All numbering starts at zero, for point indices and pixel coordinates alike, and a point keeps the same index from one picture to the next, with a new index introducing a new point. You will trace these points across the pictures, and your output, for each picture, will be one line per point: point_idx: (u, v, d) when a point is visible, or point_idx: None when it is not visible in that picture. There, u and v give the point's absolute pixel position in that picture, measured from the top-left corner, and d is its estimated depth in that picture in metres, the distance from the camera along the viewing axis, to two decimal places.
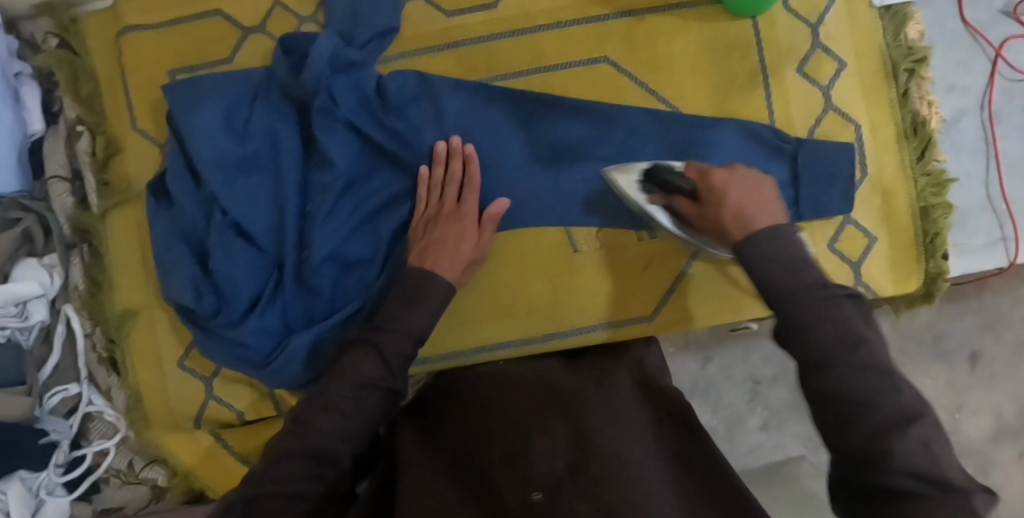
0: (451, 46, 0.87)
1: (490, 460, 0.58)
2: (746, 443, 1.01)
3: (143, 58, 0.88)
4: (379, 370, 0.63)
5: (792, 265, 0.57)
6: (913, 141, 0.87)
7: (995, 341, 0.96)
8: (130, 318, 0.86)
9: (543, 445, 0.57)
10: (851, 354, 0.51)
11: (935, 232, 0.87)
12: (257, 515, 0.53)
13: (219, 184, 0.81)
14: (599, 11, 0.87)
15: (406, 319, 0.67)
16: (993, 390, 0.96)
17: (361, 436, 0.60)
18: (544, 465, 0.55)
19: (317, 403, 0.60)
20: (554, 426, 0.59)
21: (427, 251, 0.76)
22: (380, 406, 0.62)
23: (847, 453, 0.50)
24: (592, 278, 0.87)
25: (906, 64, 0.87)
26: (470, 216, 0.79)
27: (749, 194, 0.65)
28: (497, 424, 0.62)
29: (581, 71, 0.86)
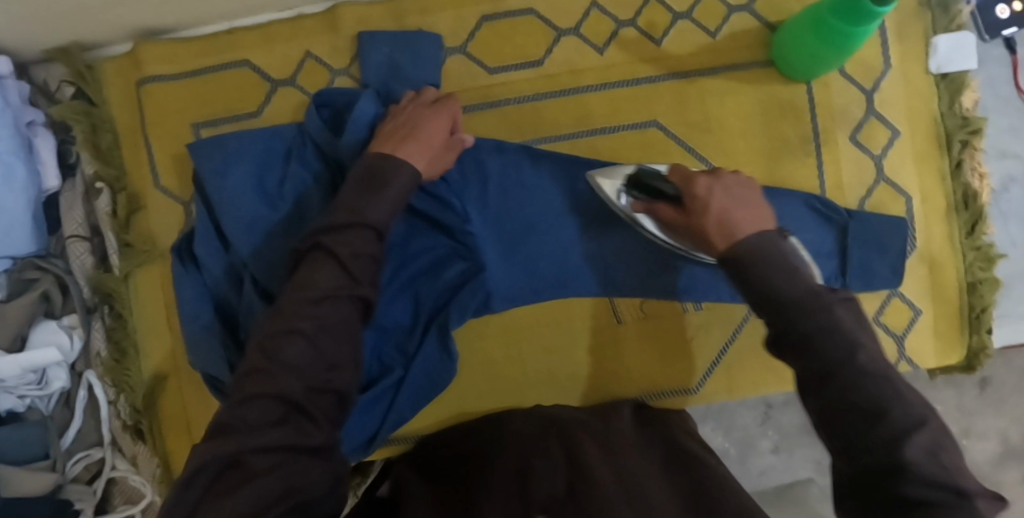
0: (494, 105, 0.84)
1: (496, 486, 0.59)
2: (757, 465, 0.98)
3: (166, 110, 0.83)
4: (338, 279, 0.60)
5: (792, 273, 0.54)
6: (964, 214, 0.85)
7: (1006, 365, 0.98)
8: (159, 385, 0.83)
9: (541, 473, 0.59)
10: (854, 359, 0.49)
11: (981, 307, 0.85)
12: (243, 471, 0.50)
13: (251, 249, 0.78)
14: (647, 70, 0.84)
15: (366, 208, 0.64)
16: (1002, 416, 0.98)
17: (338, 361, 0.58)
18: (543, 490, 0.57)
19: (277, 332, 0.57)
20: (555, 457, 0.63)
21: (393, 138, 0.72)
22: (349, 319, 0.60)
23: (861, 467, 0.48)
24: (635, 348, 0.85)
25: (961, 135, 0.84)
26: (440, 127, 0.75)
27: (738, 204, 0.62)
28: (501, 461, 0.64)
29: (629, 135, 0.83)
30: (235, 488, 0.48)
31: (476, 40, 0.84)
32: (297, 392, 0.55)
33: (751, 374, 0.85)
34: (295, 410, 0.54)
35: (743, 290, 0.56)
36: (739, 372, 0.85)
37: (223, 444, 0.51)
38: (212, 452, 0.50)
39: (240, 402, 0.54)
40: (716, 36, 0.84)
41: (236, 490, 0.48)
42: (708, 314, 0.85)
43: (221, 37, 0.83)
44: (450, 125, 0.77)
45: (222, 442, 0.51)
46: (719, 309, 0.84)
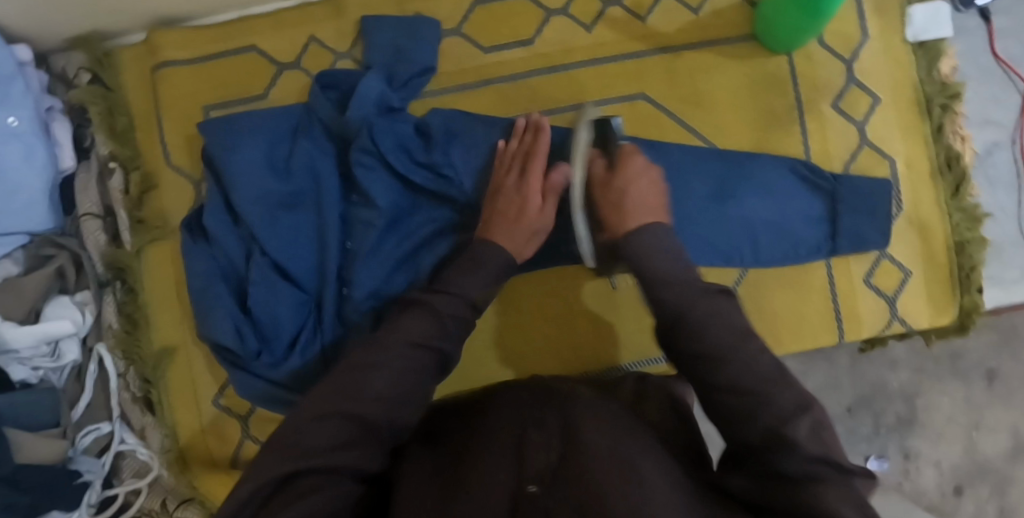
0: (489, 82, 0.86)
1: (493, 445, 0.55)
2: None
3: (179, 94, 0.87)
4: (429, 329, 0.63)
5: (670, 259, 0.67)
6: (947, 176, 0.87)
7: (1011, 358, 1.00)
8: (167, 357, 0.85)
9: (535, 441, 0.54)
10: (744, 340, 0.58)
11: (970, 266, 0.87)
12: (300, 489, 0.51)
13: (261, 221, 0.81)
14: (635, 47, 0.86)
15: (459, 281, 0.69)
16: (1011, 409, 1.01)
17: (412, 401, 0.60)
18: (538, 458, 0.52)
19: (366, 363, 0.59)
20: (548, 418, 0.57)
21: (495, 216, 0.76)
22: (430, 368, 0.62)
23: (738, 431, 0.55)
24: (630, 315, 0.87)
25: (940, 99, 0.87)
26: (535, 182, 0.77)
27: (650, 191, 0.73)
28: (495, 416, 0.59)
29: (619, 107, 0.86)
30: (289, 504, 0.50)
31: (470, 22, 0.87)
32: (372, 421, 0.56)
33: None
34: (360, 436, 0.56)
35: (634, 272, 0.69)
36: None
37: (284, 460, 0.52)
38: (270, 468, 0.52)
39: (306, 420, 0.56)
40: (699, 13, 0.87)
41: (292, 505, 0.49)
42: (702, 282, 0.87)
43: (231, 24, 0.88)
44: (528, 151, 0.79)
45: (287, 458, 0.52)
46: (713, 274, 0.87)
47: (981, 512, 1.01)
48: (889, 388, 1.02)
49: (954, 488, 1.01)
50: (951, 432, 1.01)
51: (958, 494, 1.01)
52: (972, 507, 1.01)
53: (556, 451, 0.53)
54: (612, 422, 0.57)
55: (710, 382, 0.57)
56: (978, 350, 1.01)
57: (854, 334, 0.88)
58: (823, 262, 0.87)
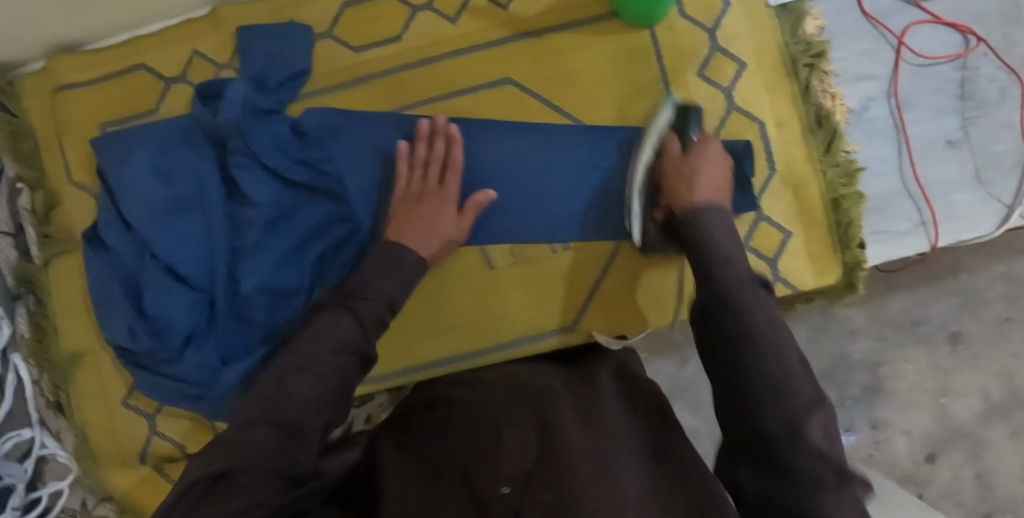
0: (363, 80, 0.90)
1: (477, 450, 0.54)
2: None
3: (78, 114, 0.92)
4: (351, 334, 0.67)
5: (726, 236, 0.70)
6: (819, 133, 0.88)
7: (973, 319, 1.09)
8: (76, 363, 0.90)
9: (509, 443, 0.53)
10: (776, 336, 0.60)
11: (847, 221, 0.87)
12: (234, 487, 0.51)
13: (149, 227, 0.85)
14: (499, 33, 0.89)
15: (376, 285, 0.73)
16: (976, 371, 1.09)
17: (334, 403, 0.63)
18: (511, 462, 0.51)
19: (292, 371, 0.63)
20: (524, 423, 0.58)
21: (406, 227, 0.80)
22: (351, 372, 0.66)
23: (771, 472, 0.55)
24: (514, 292, 0.89)
25: (805, 59, 0.88)
26: (450, 197, 0.83)
27: (716, 169, 0.78)
28: (480, 423, 0.59)
29: (486, 93, 0.89)
30: (220, 501, 0.49)
31: (342, 23, 0.91)
32: (308, 421, 0.59)
33: (627, 308, 0.90)
34: (295, 436, 0.57)
35: (686, 241, 0.73)
36: (616, 306, 0.90)
37: (223, 458, 0.52)
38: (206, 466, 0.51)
39: (242, 424, 0.57)
40: None
41: (223, 503, 0.49)
42: (579, 254, 0.89)
43: (122, 46, 0.92)
44: (443, 157, 0.83)
45: (226, 456, 0.53)
46: (592, 247, 0.88)
47: (957, 476, 1.08)
48: (851, 359, 1.08)
49: (926, 454, 1.08)
50: (919, 399, 1.08)
51: (931, 461, 1.08)
52: (948, 473, 1.08)
53: (534, 454, 0.52)
54: (581, 429, 0.59)
55: (741, 370, 0.59)
56: (940, 316, 1.09)
57: None
58: None
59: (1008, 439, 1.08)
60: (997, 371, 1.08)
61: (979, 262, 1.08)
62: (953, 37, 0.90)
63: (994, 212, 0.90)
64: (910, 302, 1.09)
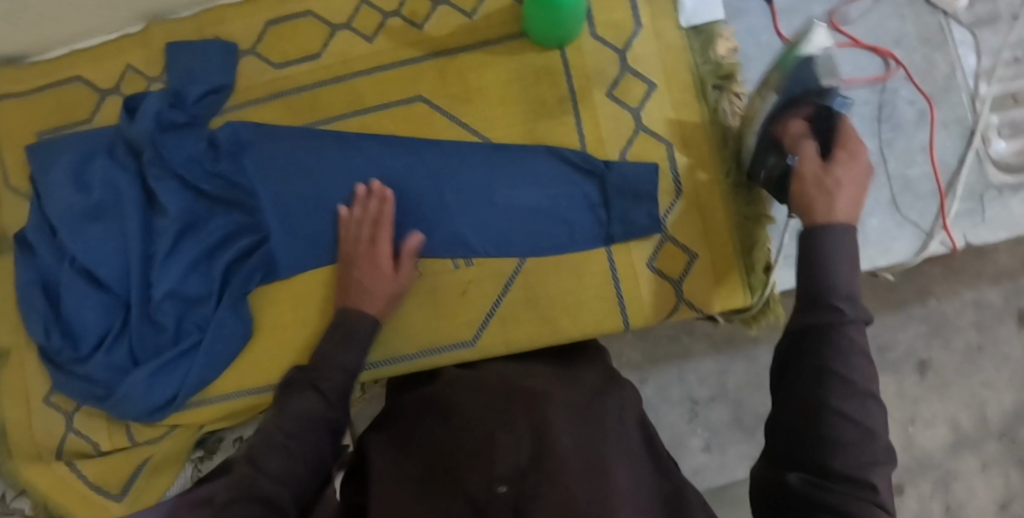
0: (279, 95, 0.93)
1: (466, 451, 0.57)
2: (691, 464, 1.08)
3: (17, 124, 0.97)
4: (314, 404, 0.69)
5: (857, 194, 0.66)
6: (726, 155, 0.87)
7: (943, 348, 1.02)
8: (3, 357, 0.94)
9: (503, 444, 0.55)
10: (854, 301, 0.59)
11: (752, 244, 0.86)
12: None
13: (67, 233, 0.89)
14: (412, 52, 0.91)
15: (337, 356, 0.75)
16: (947, 401, 1.02)
17: (310, 462, 0.65)
18: (508, 459, 0.54)
19: (262, 449, 0.64)
20: (521, 422, 0.58)
21: (348, 294, 0.83)
22: (322, 445, 0.67)
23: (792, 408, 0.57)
24: (412, 306, 0.89)
25: (713, 80, 0.87)
26: (384, 257, 0.84)
27: (853, 183, 0.67)
28: (475, 414, 0.61)
29: (397, 110, 0.91)
30: None
31: (262, 42, 0.94)
32: (283, 499, 0.61)
33: (528, 326, 0.87)
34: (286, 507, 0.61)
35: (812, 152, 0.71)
36: (514, 324, 0.87)
37: None
38: None
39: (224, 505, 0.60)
40: (473, 17, 0.91)
41: None
42: (478, 270, 0.88)
43: (62, 60, 0.98)
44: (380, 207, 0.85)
45: None
46: (491, 263, 0.88)
47: (926, 509, 1.01)
48: None
49: (894, 486, 1.02)
50: None
51: (898, 492, 1.02)
52: (915, 505, 1.01)
53: (527, 451, 0.54)
54: (579, 426, 0.59)
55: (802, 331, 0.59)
56: (907, 342, 1.02)
57: (639, 319, 0.87)
58: (602, 249, 0.87)
59: (981, 472, 1.01)
60: (969, 402, 1.02)
61: (950, 288, 1.02)
62: (870, 60, 0.89)
63: (914, 238, 0.88)
64: (876, 328, 1.03)
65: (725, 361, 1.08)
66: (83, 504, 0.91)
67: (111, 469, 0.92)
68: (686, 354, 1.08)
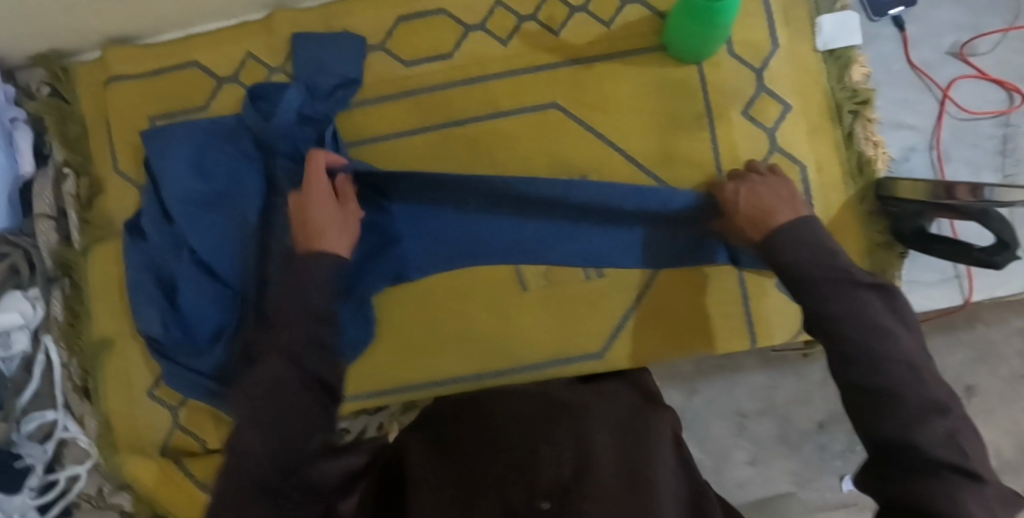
0: (409, 94, 0.92)
1: (510, 459, 0.62)
2: (735, 476, 1.06)
3: (127, 105, 0.94)
4: (278, 369, 0.63)
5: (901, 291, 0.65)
6: (858, 180, 0.89)
7: (988, 373, 1.04)
8: (106, 347, 0.91)
9: (546, 457, 0.61)
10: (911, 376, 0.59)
11: (881, 269, 0.88)
12: None
13: (186, 222, 0.86)
14: (548, 58, 0.91)
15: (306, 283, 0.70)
16: (986, 425, 1.02)
17: (294, 429, 0.61)
18: (550, 472, 0.60)
19: (243, 426, 0.61)
20: (559, 438, 0.64)
21: (308, 231, 0.75)
22: (309, 396, 0.63)
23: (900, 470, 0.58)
24: (540, 314, 0.89)
25: (850, 106, 0.89)
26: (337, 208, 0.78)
27: None
28: (517, 427, 0.67)
29: (531, 116, 0.90)
30: None
31: (394, 37, 0.92)
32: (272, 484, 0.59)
33: (654, 339, 0.88)
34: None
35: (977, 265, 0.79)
36: (642, 335, 0.88)
37: None
38: None
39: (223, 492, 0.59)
40: (611, 26, 0.90)
41: None
42: (609, 282, 0.89)
43: (178, 42, 0.95)
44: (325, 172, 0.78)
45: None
46: (621, 274, 0.88)
47: None
48: None
49: None
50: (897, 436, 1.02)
51: None
52: None
53: (567, 466, 0.61)
54: (615, 439, 0.65)
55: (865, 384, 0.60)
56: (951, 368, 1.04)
57: (766, 337, 0.89)
58: (733, 267, 0.88)
59: None
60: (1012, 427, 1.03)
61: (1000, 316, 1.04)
62: (996, 93, 0.91)
63: None
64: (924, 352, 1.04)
65: (775, 376, 1.06)
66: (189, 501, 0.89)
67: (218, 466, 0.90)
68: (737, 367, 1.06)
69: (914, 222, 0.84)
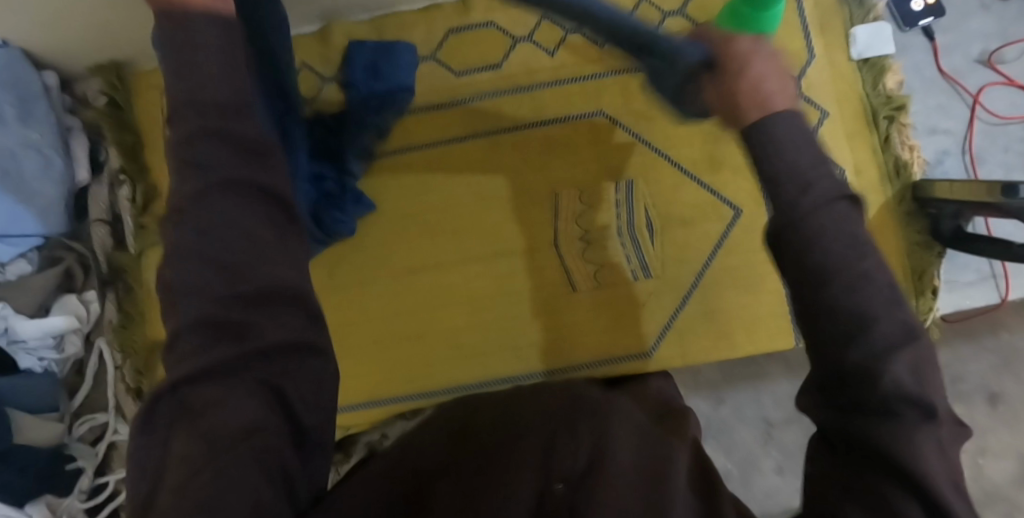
0: (460, 103, 0.95)
1: (519, 446, 0.45)
2: (761, 486, 1.05)
3: None
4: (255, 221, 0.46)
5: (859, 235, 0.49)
6: (896, 183, 0.92)
7: None
8: (160, 351, 0.93)
9: (564, 442, 0.44)
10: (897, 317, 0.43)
11: (920, 270, 0.90)
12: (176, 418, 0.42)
13: None
14: (594, 68, 0.94)
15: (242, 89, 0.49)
16: (1017, 434, 0.97)
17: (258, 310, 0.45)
18: (569, 458, 0.43)
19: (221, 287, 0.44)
20: (586, 433, 0.45)
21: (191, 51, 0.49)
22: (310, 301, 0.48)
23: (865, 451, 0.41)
24: (590, 316, 0.91)
25: (886, 111, 0.92)
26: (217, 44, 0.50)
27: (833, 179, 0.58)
28: (528, 413, 0.49)
29: (579, 124, 0.93)
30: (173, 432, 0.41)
31: (444, 48, 0.95)
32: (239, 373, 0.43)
33: (700, 341, 0.91)
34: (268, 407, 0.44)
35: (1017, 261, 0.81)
36: (689, 336, 0.91)
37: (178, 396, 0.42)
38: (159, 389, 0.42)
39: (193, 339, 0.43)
40: None
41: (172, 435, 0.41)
42: (658, 283, 0.91)
43: None
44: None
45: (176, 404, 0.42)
46: (668, 277, 0.91)
47: None
48: None
49: None
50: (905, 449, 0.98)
51: None
52: None
53: (589, 456, 0.44)
54: (640, 444, 0.47)
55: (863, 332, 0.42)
56: None
57: None
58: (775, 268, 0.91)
59: None
60: None
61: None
62: None
63: None
64: None
65: (801, 384, 1.05)
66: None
67: None
68: (762, 374, 1.06)
69: (953, 222, 0.87)
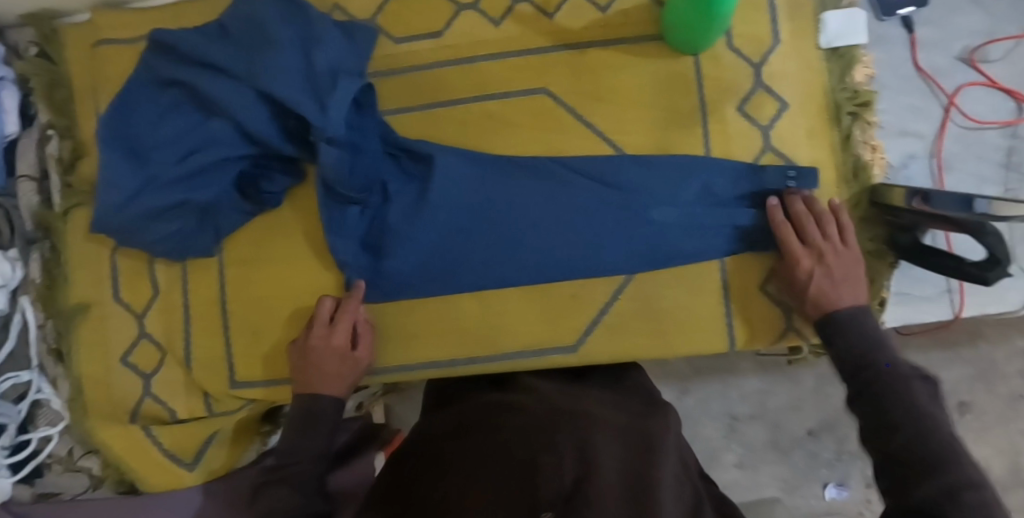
0: (401, 72, 0.90)
1: (510, 451, 0.59)
2: (721, 478, 1.07)
3: (110, 71, 0.92)
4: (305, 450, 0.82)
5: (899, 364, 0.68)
6: (852, 186, 0.85)
7: (987, 392, 1.02)
8: (81, 313, 0.91)
9: (550, 462, 0.55)
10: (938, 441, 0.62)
11: (869, 279, 0.85)
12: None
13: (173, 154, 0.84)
14: (541, 42, 0.88)
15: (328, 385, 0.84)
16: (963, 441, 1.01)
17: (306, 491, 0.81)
18: (553, 482, 0.54)
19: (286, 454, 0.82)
20: (562, 447, 0.57)
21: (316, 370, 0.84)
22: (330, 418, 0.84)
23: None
24: (519, 304, 0.87)
25: (850, 107, 0.85)
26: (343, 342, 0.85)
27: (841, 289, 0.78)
28: (512, 427, 0.62)
29: (520, 101, 0.88)
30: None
31: (385, 13, 0.90)
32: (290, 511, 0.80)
33: (634, 337, 0.86)
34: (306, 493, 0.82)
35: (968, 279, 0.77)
36: (620, 334, 0.86)
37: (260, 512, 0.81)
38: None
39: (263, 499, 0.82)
40: (608, 12, 0.88)
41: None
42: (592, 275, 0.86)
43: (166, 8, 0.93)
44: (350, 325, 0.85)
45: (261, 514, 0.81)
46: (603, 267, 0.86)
47: None
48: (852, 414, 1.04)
49: None
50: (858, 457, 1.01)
51: None
52: None
53: (571, 474, 0.54)
54: (622, 451, 0.59)
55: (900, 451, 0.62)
56: (951, 384, 1.02)
57: (746, 340, 0.87)
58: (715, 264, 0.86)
59: None
60: (1007, 448, 1.02)
61: (1003, 333, 1.01)
62: (1006, 104, 0.88)
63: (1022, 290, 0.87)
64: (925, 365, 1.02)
65: (770, 381, 1.05)
66: (158, 469, 0.90)
67: (191, 437, 0.91)
68: (733, 369, 1.06)
69: (911, 234, 0.81)
